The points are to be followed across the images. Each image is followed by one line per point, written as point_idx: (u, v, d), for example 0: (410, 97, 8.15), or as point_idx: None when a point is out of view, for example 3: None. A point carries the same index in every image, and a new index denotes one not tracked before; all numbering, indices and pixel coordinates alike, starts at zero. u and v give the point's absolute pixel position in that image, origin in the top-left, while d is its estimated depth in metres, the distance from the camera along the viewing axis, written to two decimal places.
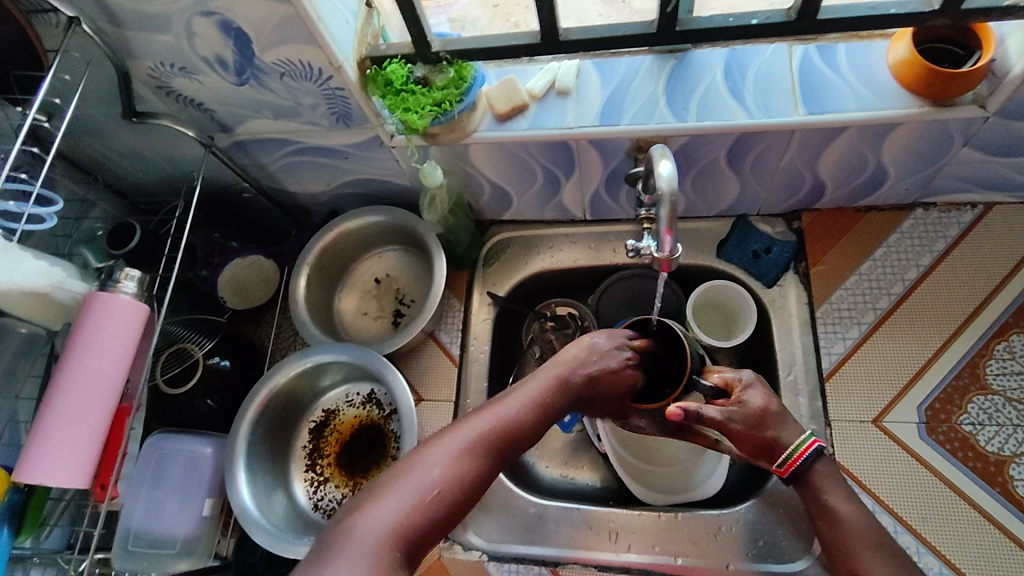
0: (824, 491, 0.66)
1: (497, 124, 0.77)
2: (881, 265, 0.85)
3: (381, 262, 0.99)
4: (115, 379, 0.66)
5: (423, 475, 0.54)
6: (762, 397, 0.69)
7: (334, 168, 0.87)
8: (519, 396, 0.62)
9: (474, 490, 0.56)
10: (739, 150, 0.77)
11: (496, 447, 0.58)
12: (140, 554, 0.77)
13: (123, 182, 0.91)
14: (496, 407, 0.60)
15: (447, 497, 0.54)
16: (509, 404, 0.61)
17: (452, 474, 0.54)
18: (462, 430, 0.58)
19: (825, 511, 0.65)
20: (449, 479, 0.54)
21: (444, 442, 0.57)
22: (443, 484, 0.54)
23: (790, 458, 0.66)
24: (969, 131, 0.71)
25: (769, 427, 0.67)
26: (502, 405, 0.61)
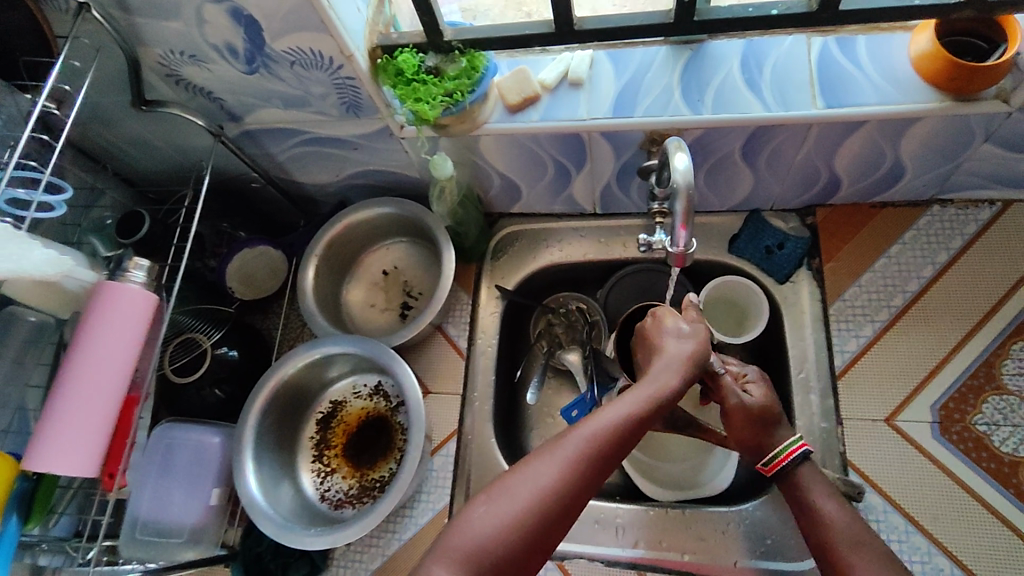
0: (813, 493, 0.64)
1: (508, 115, 0.76)
2: (896, 262, 0.84)
3: (390, 253, 0.99)
4: (124, 369, 0.66)
5: (518, 493, 0.52)
6: (764, 393, 0.70)
7: (342, 158, 0.86)
8: (622, 404, 0.58)
9: (571, 510, 0.53)
10: (754, 144, 0.75)
11: (598, 464, 0.54)
12: (148, 542, 0.77)
13: (132, 171, 0.90)
14: (597, 420, 0.57)
15: (541, 519, 0.52)
16: (612, 413, 0.57)
17: (547, 493, 0.52)
18: (563, 446, 0.55)
19: (816, 516, 0.63)
20: (544, 498, 0.52)
21: (541, 460, 0.54)
22: (538, 503, 0.52)
23: (773, 459, 0.66)
24: (991, 127, 0.70)
25: (769, 425, 0.69)
26: (603, 415, 0.57)
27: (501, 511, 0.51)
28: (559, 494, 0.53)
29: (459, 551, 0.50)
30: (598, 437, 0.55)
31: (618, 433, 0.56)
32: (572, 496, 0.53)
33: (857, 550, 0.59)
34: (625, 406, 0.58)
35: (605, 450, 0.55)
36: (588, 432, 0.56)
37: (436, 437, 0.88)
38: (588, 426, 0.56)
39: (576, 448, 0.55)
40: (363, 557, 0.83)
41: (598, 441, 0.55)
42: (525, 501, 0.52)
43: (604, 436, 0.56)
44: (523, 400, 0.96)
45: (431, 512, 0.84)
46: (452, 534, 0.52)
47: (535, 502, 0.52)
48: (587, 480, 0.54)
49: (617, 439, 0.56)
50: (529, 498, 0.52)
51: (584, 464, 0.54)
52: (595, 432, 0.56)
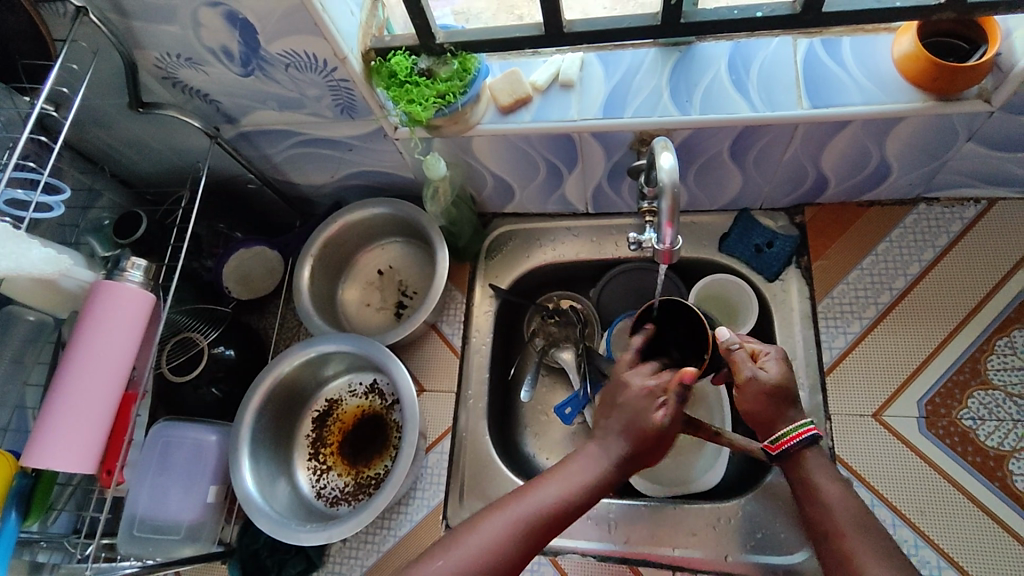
0: (816, 477, 0.62)
1: (500, 117, 0.77)
2: (883, 260, 0.85)
3: (385, 253, 1.00)
4: (122, 368, 0.67)
5: (466, 548, 0.56)
6: (779, 369, 0.65)
7: (337, 160, 0.88)
8: (566, 474, 0.61)
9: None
10: (741, 144, 0.77)
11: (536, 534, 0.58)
12: (146, 539, 0.78)
13: (129, 173, 0.91)
14: (540, 492, 0.60)
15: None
16: (554, 484, 0.61)
17: (484, 561, 0.56)
18: (503, 515, 0.58)
19: (822, 501, 0.60)
20: (481, 565, 0.55)
21: (482, 528, 0.58)
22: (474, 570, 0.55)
23: (780, 438, 0.62)
24: (973, 126, 0.71)
25: (783, 403, 0.63)
26: (546, 487, 0.60)
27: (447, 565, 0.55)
28: (496, 562, 0.56)
29: None
30: (538, 510, 0.59)
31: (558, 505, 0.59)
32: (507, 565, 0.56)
33: (865, 540, 0.57)
34: (569, 476, 0.61)
35: (542, 523, 0.58)
36: (529, 504, 0.59)
37: (431, 435, 0.89)
38: (529, 497, 0.60)
39: (514, 520, 0.58)
40: (359, 553, 0.84)
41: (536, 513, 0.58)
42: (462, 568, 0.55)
43: (544, 509, 0.59)
44: (517, 398, 0.97)
45: (426, 508, 0.85)
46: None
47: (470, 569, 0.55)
48: (521, 552, 0.57)
49: (557, 513, 0.59)
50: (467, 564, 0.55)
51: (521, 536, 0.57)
52: (534, 505, 0.59)
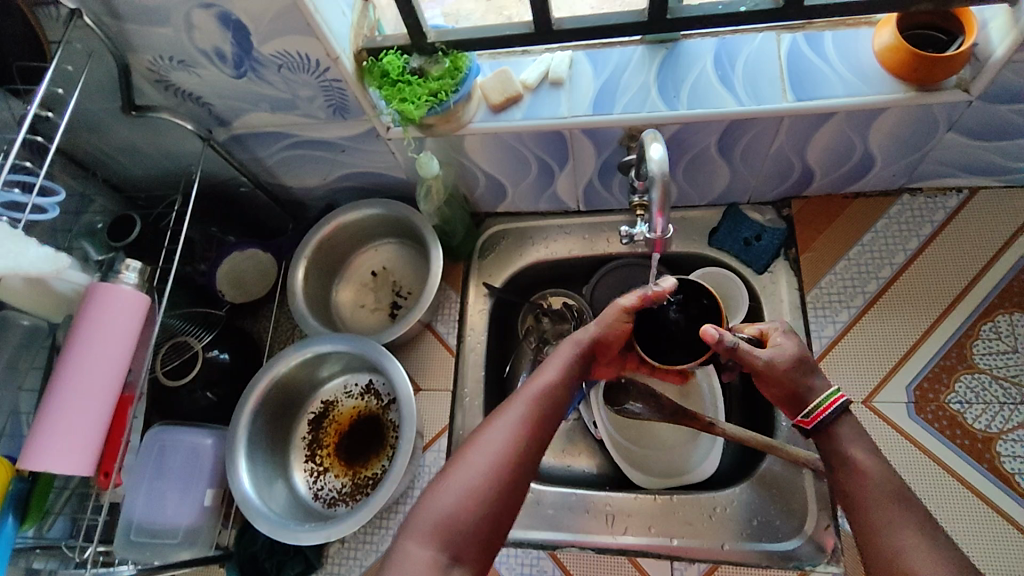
0: (846, 444, 0.59)
1: (492, 115, 0.78)
2: (869, 250, 0.87)
3: (379, 255, 1.00)
4: (118, 370, 0.67)
5: (480, 458, 0.56)
6: (793, 343, 0.64)
7: (330, 161, 0.88)
8: (553, 363, 0.63)
9: (527, 471, 0.57)
10: (729, 138, 0.78)
11: (544, 424, 0.59)
12: (143, 544, 0.78)
13: (121, 178, 0.91)
14: (534, 383, 0.61)
15: (504, 485, 0.55)
16: (545, 378, 0.62)
17: (506, 459, 0.56)
18: (509, 415, 0.58)
19: (854, 470, 0.56)
20: (506, 466, 0.55)
21: (493, 432, 0.57)
22: (499, 473, 0.55)
23: (816, 410, 0.60)
24: (953, 116, 0.73)
25: (803, 376, 0.63)
26: (538, 382, 0.61)
27: (467, 474, 0.55)
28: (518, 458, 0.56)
29: (433, 520, 0.53)
30: (540, 400, 0.60)
31: (556, 393, 0.61)
32: (531, 458, 0.57)
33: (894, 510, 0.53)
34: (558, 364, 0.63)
35: (545, 412, 0.59)
36: (531, 397, 0.60)
37: (428, 433, 0.89)
38: (529, 390, 0.60)
39: (522, 415, 0.58)
40: (357, 553, 0.84)
41: (540, 404, 0.60)
42: (487, 472, 0.55)
43: (544, 397, 0.60)
44: (513, 395, 0.98)
45: None
46: (420, 512, 0.54)
47: (495, 471, 0.55)
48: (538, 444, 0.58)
49: (556, 401, 0.60)
50: (489, 468, 0.55)
51: (533, 429, 0.58)
52: (535, 395, 0.60)
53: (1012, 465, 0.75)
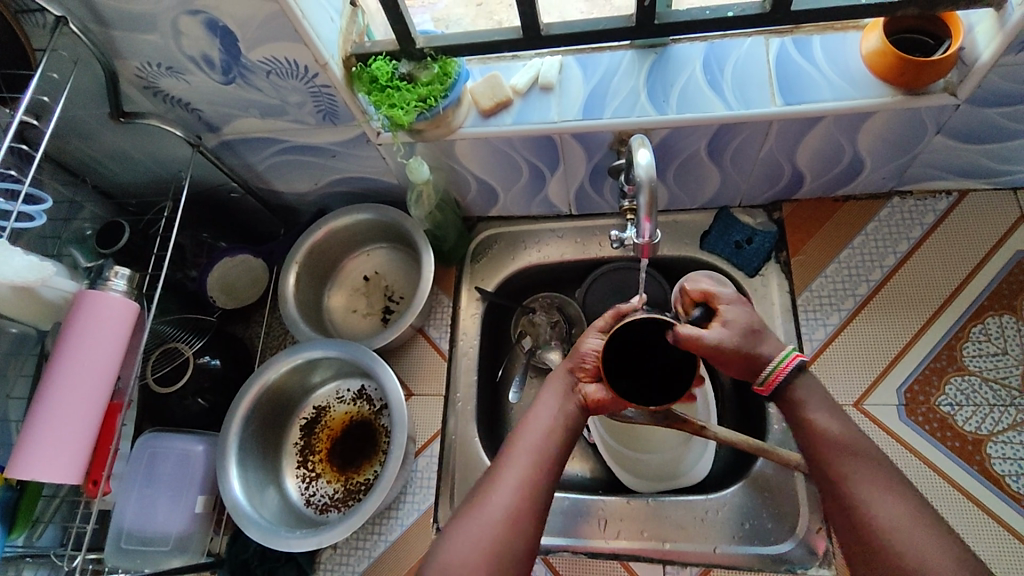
0: (811, 409, 0.60)
1: (482, 120, 0.78)
2: (859, 253, 0.87)
3: (371, 259, 1.00)
4: (107, 378, 0.67)
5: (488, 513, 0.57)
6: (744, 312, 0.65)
7: (320, 166, 0.88)
8: (547, 405, 0.64)
9: (535, 519, 0.58)
10: (718, 142, 0.78)
11: (544, 475, 0.59)
12: (134, 551, 0.78)
13: (111, 184, 0.91)
14: (528, 434, 0.62)
15: (509, 548, 0.56)
16: (540, 421, 0.63)
17: (507, 520, 0.56)
18: (506, 474, 0.59)
19: (826, 440, 0.58)
20: (508, 527, 0.56)
21: (492, 494, 0.58)
22: (502, 536, 0.56)
23: (770, 378, 0.62)
24: (941, 119, 0.73)
25: (756, 344, 0.63)
26: (534, 425, 0.62)
27: (476, 528, 0.56)
28: (520, 517, 0.57)
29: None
30: (536, 452, 0.60)
31: (553, 442, 0.61)
32: (534, 513, 0.58)
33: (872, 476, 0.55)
34: (549, 409, 0.64)
35: (546, 457, 0.60)
36: (526, 449, 0.60)
37: (420, 438, 0.89)
38: (523, 443, 0.61)
39: (520, 471, 0.59)
40: (349, 560, 0.84)
41: (536, 455, 0.60)
42: (491, 536, 0.56)
43: (539, 447, 0.61)
44: (505, 400, 0.98)
45: (416, 512, 0.85)
46: (435, 564, 0.56)
47: (498, 535, 0.56)
48: (540, 499, 0.58)
49: (552, 450, 0.61)
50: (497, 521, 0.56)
51: (532, 482, 0.59)
52: (531, 446, 0.61)
53: (1002, 467, 0.76)
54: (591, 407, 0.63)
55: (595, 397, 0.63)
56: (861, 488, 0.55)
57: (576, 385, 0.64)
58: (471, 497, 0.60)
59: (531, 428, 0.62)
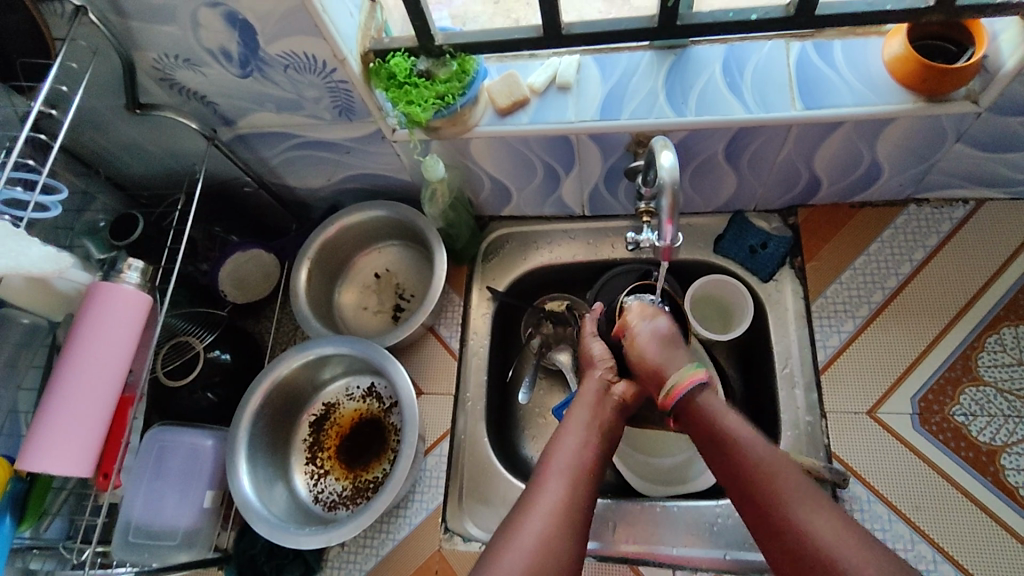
0: (728, 422, 0.64)
1: (498, 118, 0.78)
2: (875, 260, 0.87)
3: (382, 256, 1.00)
4: (118, 370, 0.66)
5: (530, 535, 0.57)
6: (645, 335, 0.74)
7: (334, 162, 0.88)
8: (572, 431, 0.67)
9: (575, 538, 0.58)
10: (736, 146, 0.78)
11: (577, 498, 0.60)
12: (140, 545, 0.77)
13: (124, 176, 0.91)
14: (557, 459, 0.64)
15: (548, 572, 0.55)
16: (567, 445, 0.65)
17: (545, 543, 0.57)
18: (542, 498, 0.60)
19: (754, 464, 0.60)
20: (550, 548, 0.57)
21: (529, 518, 0.58)
22: (542, 559, 0.56)
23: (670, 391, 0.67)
24: (962, 127, 0.73)
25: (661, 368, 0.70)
26: (562, 449, 0.65)
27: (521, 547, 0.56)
28: (556, 543, 0.57)
29: None
30: (569, 476, 0.62)
31: (584, 463, 0.63)
32: (570, 540, 0.58)
33: (800, 496, 0.57)
34: (577, 435, 0.66)
35: (578, 479, 0.62)
36: (559, 474, 0.62)
37: (429, 437, 0.88)
38: (555, 468, 0.63)
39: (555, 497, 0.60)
40: (357, 558, 0.84)
41: (569, 480, 0.61)
42: (530, 559, 0.55)
43: (571, 471, 0.62)
44: (515, 400, 0.97)
45: (424, 511, 0.84)
46: None
47: (538, 558, 0.56)
48: (575, 523, 0.59)
49: (584, 475, 0.62)
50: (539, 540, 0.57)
51: (567, 505, 0.60)
52: (562, 471, 0.62)
53: (1016, 478, 0.75)
54: (626, 403, 0.71)
55: (627, 392, 0.72)
56: (798, 513, 0.57)
57: (606, 387, 0.72)
58: (505, 524, 0.60)
59: (558, 453, 0.64)
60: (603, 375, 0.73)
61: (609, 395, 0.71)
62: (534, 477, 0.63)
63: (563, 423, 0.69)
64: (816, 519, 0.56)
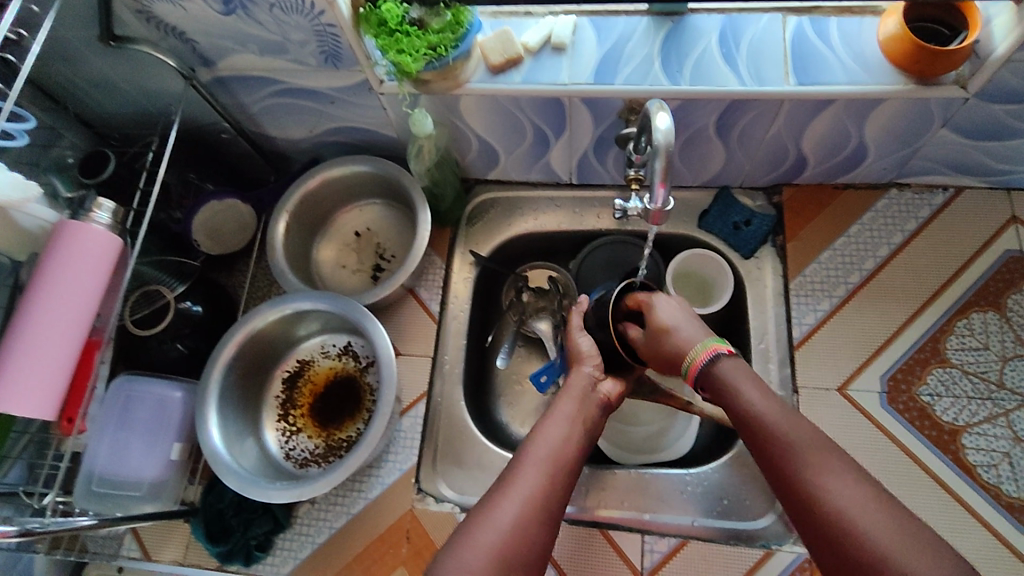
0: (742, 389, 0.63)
1: (490, 76, 0.76)
2: (854, 242, 0.88)
3: (362, 215, 0.98)
4: (85, 313, 0.64)
5: (503, 518, 0.57)
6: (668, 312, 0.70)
7: (317, 113, 0.85)
8: (554, 424, 0.66)
9: (547, 529, 0.58)
10: (728, 119, 0.77)
11: (554, 488, 0.60)
12: (105, 495, 0.76)
13: (94, 114, 0.87)
14: (537, 449, 0.63)
15: (516, 557, 0.55)
16: (548, 437, 0.65)
17: (518, 529, 0.56)
18: (519, 484, 0.60)
19: (769, 430, 0.59)
20: (520, 532, 0.56)
21: (504, 501, 0.58)
22: (513, 540, 0.56)
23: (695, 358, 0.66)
24: (948, 112, 0.74)
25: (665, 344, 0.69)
26: (542, 440, 0.64)
27: (495, 527, 0.56)
28: (529, 529, 0.57)
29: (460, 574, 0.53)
30: (546, 469, 0.61)
31: (563, 457, 0.63)
32: (540, 528, 0.58)
33: (821, 465, 0.55)
34: (559, 428, 0.66)
35: (556, 471, 0.62)
36: (538, 464, 0.61)
37: (406, 399, 0.88)
38: (535, 456, 0.62)
39: (533, 484, 0.60)
40: (327, 515, 0.83)
41: (548, 469, 0.61)
42: (500, 544, 0.55)
43: (549, 461, 0.62)
44: (492, 365, 0.98)
45: (398, 471, 0.84)
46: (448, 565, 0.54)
47: (508, 543, 0.55)
48: (548, 512, 0.59)
49: (564, 467, 0.62)
50: (513, 522, 0.57)
51: (542, 494, 0.59)
52: (542, 460, 0.62)
53: (975, 458, 0.77)
54: (611, 402, 0.72)
55: (612, 391, 0.73)
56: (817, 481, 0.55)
57: (597, 384, 0.72)
58: (480, 503, 0.60)
59: (538, 444, 0.64)
60: (591, 370, 0.73)
61: (596, 392, 0.71)
62: (512, 463, 0.63)
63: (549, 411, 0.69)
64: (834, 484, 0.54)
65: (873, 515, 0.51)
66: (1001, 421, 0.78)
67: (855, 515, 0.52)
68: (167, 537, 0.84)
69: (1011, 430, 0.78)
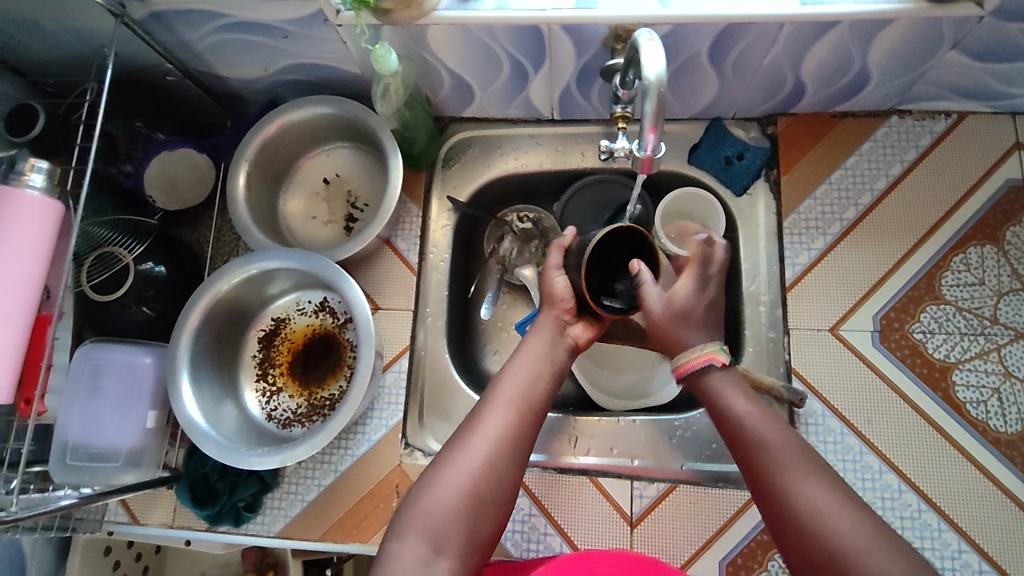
0: (727, 397, 0.61)
1: (459, 3, 0.68)
2: (851, 174, 0.84)
3: (331, 160, 0.91)
4: (28, 290, 0.59)
5: (472, 460, 0.57)
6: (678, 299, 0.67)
7: (270, 49, 0.77)
8: (522, 364, 0.65)
9: (516, 466, 0.58)
10: (723, 45, 0.71)
11: (524, 424, 0.60)
12: (82, 468, 0.73)
13: (19, 58, 0.77)
14: (508, 386, 0.62)
15: (486, 494, 0.56)
16: (518, 376, 0.63)
17: (489, 466, 0.57)
18: (489, 423, 0.59)
19: (748, 440, 0.57)
20: (489, 471, 0.56)
21: (471, 442, 0.58)
22: (484, 478, 0.56)
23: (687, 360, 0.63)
24: (960, 33, 0.68)
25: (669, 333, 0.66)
26: (512, 379, 0.63)
27: (464, 468, 0.56)
28: (499, 467, 0.57)
29: (431, 515, 0.54)
30: (515, 406, 0.61)
31: (534, 396, 0.62)
32: (508, 465, 0.58)
33: (793, 463, 0.53)
34: (527, 367, 0.64)
35: (525, 410, 0.61)
36: (507, 397, 0.61)
37: (388, 354, 0.85)
38: (505, 392, 0.62)
39: (502, 421, 0.59)
40: (315, 473, 0.82)
41: (516, 407, 0.61)
42: (469, 483, 0.55)
43: (519, 397, 0.61)
44: (476, 315, 0.95)
45: (383, 427, 0.82)
46: (422, 506, 0.55)
47: (478, 481, 0.56)
48: (519, 449, 0.59)
49: (532, 403, 0.62)
50: (482, 462, 0.57)
51: (513, 432, 0.59)
52: (512, 397, 0.61)
53: (964, 395, 0.77)
54: (579, 347, 0.70)
55: (582, 335, 0.70)
56: (789, 484, 0.52)
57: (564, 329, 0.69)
58: (451, 440, 0.59)
59: (507, 387, 0.62)
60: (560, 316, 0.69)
61: (564, 337, 0.69)
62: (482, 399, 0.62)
63: (518, 350, 0.67)
64: (811, 488, 0.52)
65: (845, 519, 0.50)
66: (992, 357, 0.77)
67: (828, 516, 0.50)
68: (152, 504, 0.82)
69: (1002, 366, 0.77)
